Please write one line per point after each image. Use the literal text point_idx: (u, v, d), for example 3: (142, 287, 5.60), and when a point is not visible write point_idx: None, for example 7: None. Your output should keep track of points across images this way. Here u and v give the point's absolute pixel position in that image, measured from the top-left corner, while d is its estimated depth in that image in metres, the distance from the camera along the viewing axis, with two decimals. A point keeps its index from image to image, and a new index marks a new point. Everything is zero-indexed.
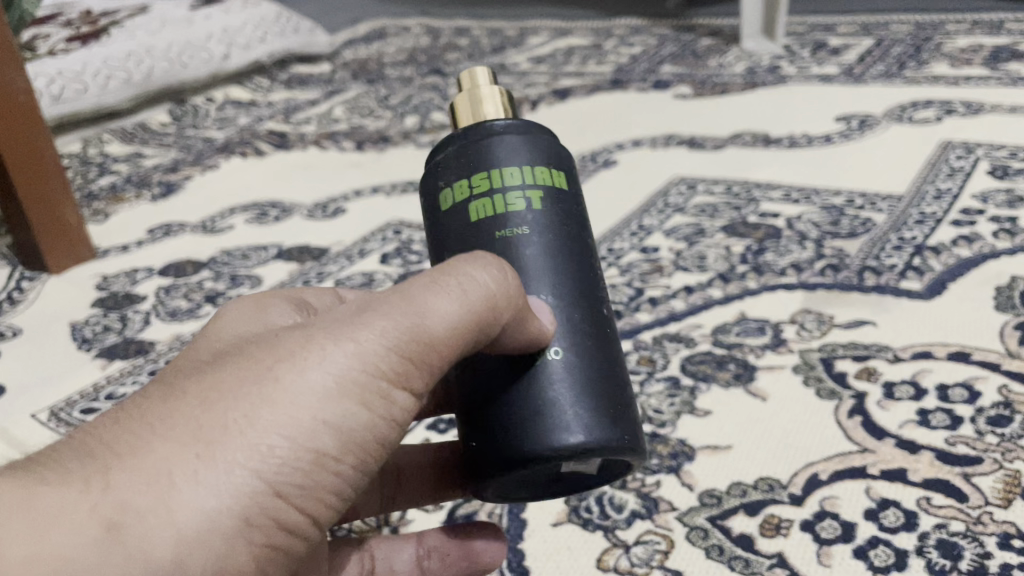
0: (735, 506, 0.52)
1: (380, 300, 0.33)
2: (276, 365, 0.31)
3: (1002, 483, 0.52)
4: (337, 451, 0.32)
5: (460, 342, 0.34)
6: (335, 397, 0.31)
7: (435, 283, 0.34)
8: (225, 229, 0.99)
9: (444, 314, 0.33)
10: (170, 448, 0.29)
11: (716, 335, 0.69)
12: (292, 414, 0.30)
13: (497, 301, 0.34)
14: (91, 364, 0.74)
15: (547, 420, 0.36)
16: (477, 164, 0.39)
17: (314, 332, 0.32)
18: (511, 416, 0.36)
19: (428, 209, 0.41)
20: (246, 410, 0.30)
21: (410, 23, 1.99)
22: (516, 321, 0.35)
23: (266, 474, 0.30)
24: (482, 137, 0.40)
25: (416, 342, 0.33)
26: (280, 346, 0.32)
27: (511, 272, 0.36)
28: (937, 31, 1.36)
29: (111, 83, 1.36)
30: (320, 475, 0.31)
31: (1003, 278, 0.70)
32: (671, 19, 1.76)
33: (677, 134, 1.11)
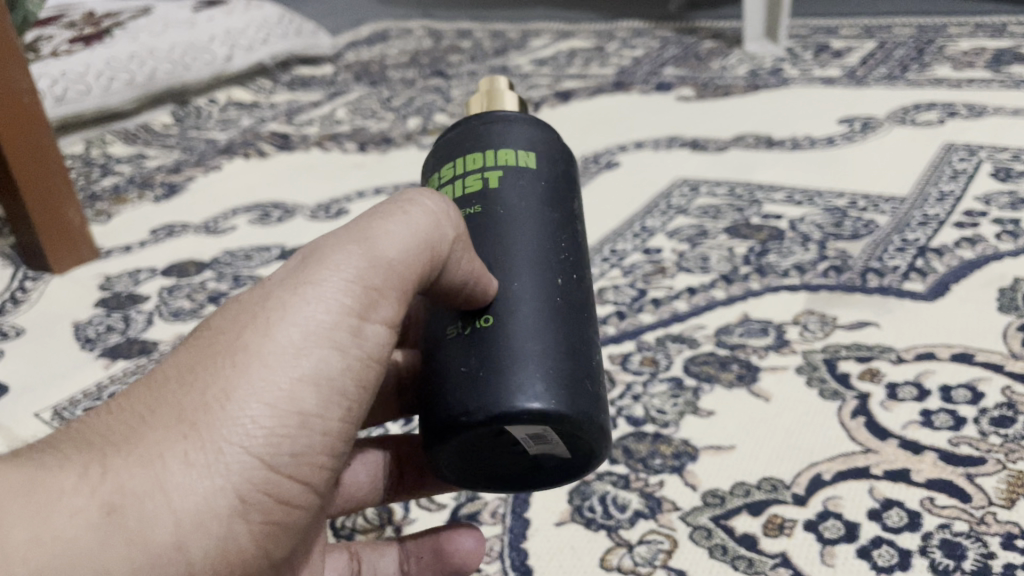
0: (738, 506, 0.52)
1: (331, 242, 0.35)
2: (244, 330, 0.33)
3: (1006, 483, 0.51)
4: (321, 406, 0.33)
5: (415, 270, 0.36)
6: (307, 350, 0.33)
7: (379, 218, 0.36)
8: (228, 230, 0.99)
9: (393, 245, 0.36)
10: (157, 433, 0.30)
11: (719, 336, 0.69)
12: (267, 374, 0.32)
13: (436, 238, 0.37)
14: (95, 364, 0.74)
15: (488, 379, 0.37)
16: (450, 157, 0.44)
17: (276, 292, 0.34)
18: (455, 378, 0.38)
19: None
20: (224, 380, 0.31)
21: (412, 26, 1.99)
22: (453, 261, 0.38)
23: (256, 443, 0.31)
24: (461, 135, 0.45)
25: (372, 285, 0.35)
26: (246, 314, 0.33)
27: (447, 219, 0.38)
28: (939, 34, 1.36)
29: (115, 84, 1.36)
30: (308, 436, 0.32)
31: (1006, 280, 0.70)
32: (673, 22, 1.76)
33: (679, 136, 1.11)
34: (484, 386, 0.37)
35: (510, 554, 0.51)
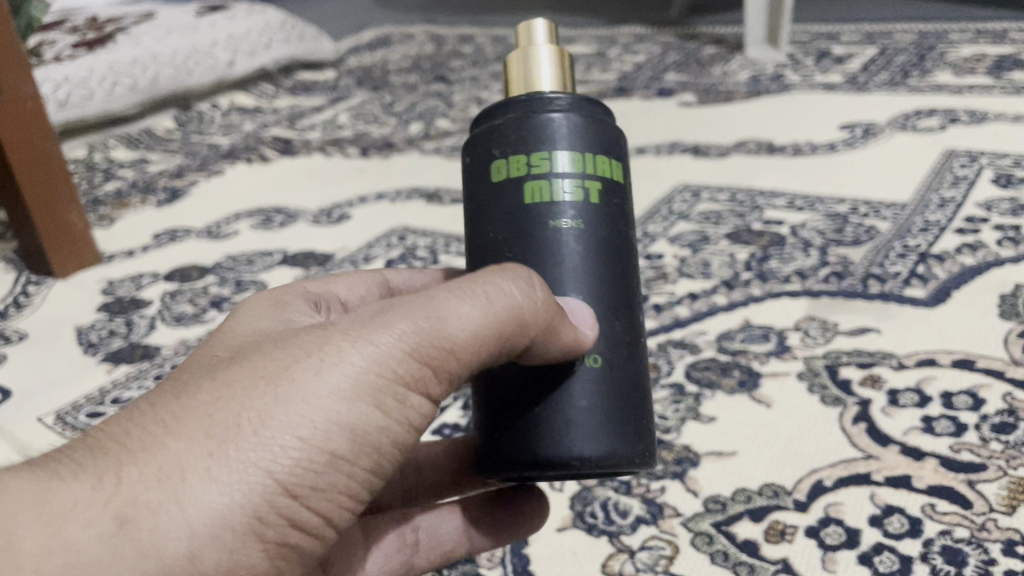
0: (740, 512, 0.53)
1: (401, 301, 0.34)
2: (290, 362, 0.32)
3: (1006, 490, 0.52)
4: (352, 453, 0.32)
5: (483, 348, 0.34)
6: (352, 398, 0.31)
7: (459, 290, 0.34)
8: (230, 235, 1.00)
9: (464, 319, 0.33)
10: (182, 445, 0.30)
11: (721, 342, 0.69)
12: (304, 413, 0.31)
13: (525, 315, 0.34)
14: (97, 368, 0.75)
15: (582, 432, 0.37)
16: (539, 145, 0.38)
17: (333, 333, 0.32)
18: (546, 419, 0.37)
19: (475, 173, 0.40)
20: (260, 407, 0.31)
21: (415, 30, 2.00)
22: (543, 338, 0.35)
23: (281, 474, 0.30)
24: (530, 116, 0.39)
25: (437, 352, 0.33)
26: (297, 346, 0.32)
27: (540, 285, 0.35)
28: (940, 41, 1.37)
29: (117, 89, 1.37)
30: (333, 475, 0.32)
31: (1007, 286, 0.70)
32: (675, 27, 1.77)
33: (681, 141, 1.12)
34: (581, 440, 0.37)
35: (513, 560, 0.51)
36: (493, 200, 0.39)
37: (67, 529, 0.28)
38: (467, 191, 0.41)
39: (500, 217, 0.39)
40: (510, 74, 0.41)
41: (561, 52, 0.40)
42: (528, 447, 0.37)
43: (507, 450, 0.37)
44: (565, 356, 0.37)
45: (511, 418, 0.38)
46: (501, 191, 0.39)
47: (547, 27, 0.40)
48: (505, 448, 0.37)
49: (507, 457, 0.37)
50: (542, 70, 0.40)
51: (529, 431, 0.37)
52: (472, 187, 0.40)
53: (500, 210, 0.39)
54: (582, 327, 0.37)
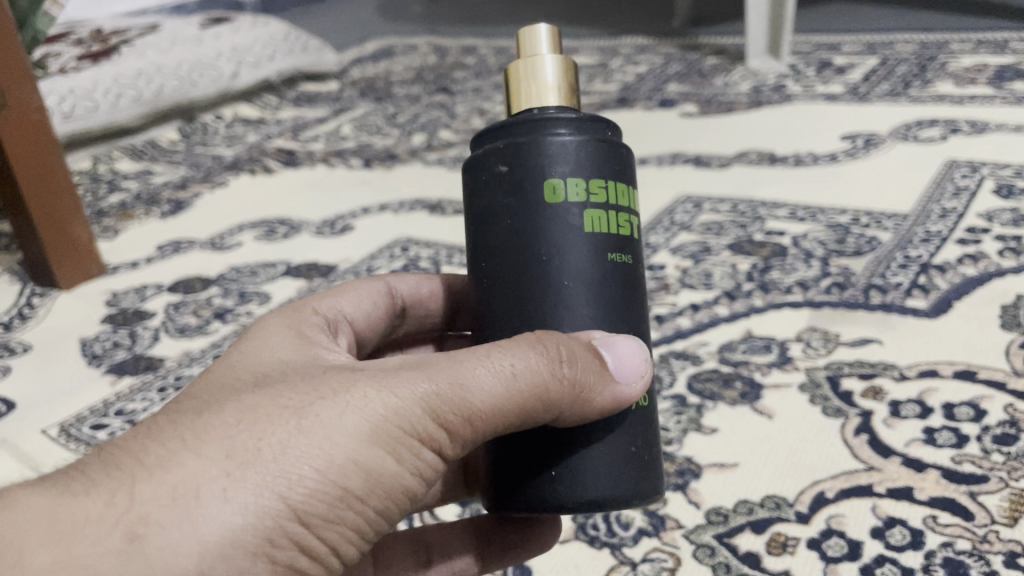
0: (742, 524, 0.53)
1: (428, 358, 0.34)
2: (314, 398, 0.32)
3: (1008, 502, 0.52)
4: (364, 492, 0.32)
5: (504, 416, 0.34)
6: (369, 440, 0.32)
7: (487, 352, 0.34)
8: (234, 246, 1.00)
9: (487, 382, 0.33)
10: (201, 465, 0.30)
11: (723, 353, 0.69)
12: (322, 449, 0.31)
13: (551, 390, 0.34)
14: (102, 380, 0.75)
15: (636, 469, 0.37)
16: (598, 172, 0.38)
17: (358, 376, 0.33)
18: (608, 456, 0.37)
19: (519, 186, 0.37)
20: (281, 438, 0.31)
21: (418, 42, 2.01)
22: (573, 408, 0.35)
23: (294, 502, 0.31)
24: (586, 139, 0.38)
25: (458, 407, 0.33)
26: (320, 385, 0.33)
27: (577, 346, 0.35)
28: (941, 51, 1.37)
29: (122, 101, 1.38)
30: (344, 510, 0.32)
31: (1008, 296, 0.70)
32: (677, 38, 1.78)
33: (683, 152, 1.12)
34: (636, 475, 0.37)
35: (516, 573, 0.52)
36: (545, 222, 0.37)
37: (77, 545, 0.29)
38: (493, 204, 0.38)
39: (550, 240, 0.37)
40: (512, 84, 0.39)
41: (564, 58, 0.39)
42: (589, 485, 0.36)
43: (548, 487, 0.36)
44: (604, 413, 0.36)
45: (548, 454, 0.37)
46: (555, 215, 0.37)
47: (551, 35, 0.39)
48: (544, 482, 0.37)
49: (548, 493, 0.37)
50: (548, 76, 0.39)
51: (578, 468, 0.37)
52: (507, 201, 0.38)
53: (553, 234, 0.37)
54: (629, 381, 0.36)
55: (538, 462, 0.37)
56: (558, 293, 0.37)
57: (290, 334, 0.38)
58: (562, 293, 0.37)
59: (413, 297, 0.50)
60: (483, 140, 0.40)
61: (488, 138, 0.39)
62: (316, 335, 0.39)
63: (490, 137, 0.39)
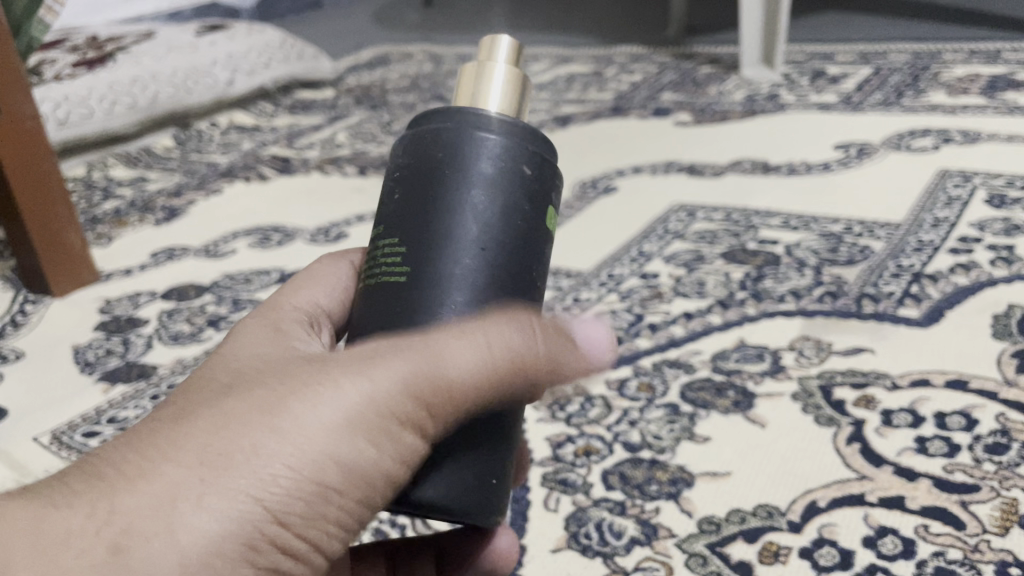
0: (734, 533, 0.53)
1: (403, 342, 0.34)
2: (284, 392, 0.32)
3: (1000, 511, 0.52)
4: (344, 486, 0.32)
5: (473, 396, 0.34)
6: (347, 429, 0.32)
7: (461, 334, 0.34)
8: (228, 254, 1.00)
9: (465, 366, 0.34)
10: (177, 471, 0.30)
11: (716, 361, 0.69)
12: (296, 445, 0.31)
13: (524, 365, 0.35)
14: (94, 388, 0.75)
15: (482, 492, 0.37)
16: (539, 185, 0.39)
17: (332, 366, 0.33)
18: (464, 466, 0.37)
19: (461, 168, 0.38)
20: (252, 437, 0.31)
21: (414, 50, 2.01)
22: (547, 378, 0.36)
23: (273, 500, 0.31)
24: (534, 149, 0.39)
25: (438, 391, 0.33)
26: (292, 380, 0.33)
27: (545, 320, 0.36)
28: (934, 61, 1.38)
29: (117, 108, 1.38)
30: (323, 506, 0.32)
31: (1000, 306, 0.71)
32: (672, 47, 1.79)
33: (677, 161, 1.12)
34: (482, 499, 0.37)
35: None
36: (485, 210, 0.38)
37: (62, 558, 0.29)
38: (426, 168, 0.39)
39: (486, 229, 0.38)
40: (463, 83, 0.40)
41: (517, 72, 0.39)
42: (430, 482, 0.36)
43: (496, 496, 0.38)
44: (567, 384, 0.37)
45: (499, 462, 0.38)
46: (497, 207, 0.38)
47: (511, 43, 0.39)
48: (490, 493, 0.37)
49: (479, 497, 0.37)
50: (491, 87, 0.39)
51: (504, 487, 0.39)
52: (440, 166, 0.38)
53: (492, 225, 0.38)
54: (599, 354, 0.37)
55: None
56: (474, 282, 0.37)
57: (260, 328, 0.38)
58: (482, 280, 0.37)
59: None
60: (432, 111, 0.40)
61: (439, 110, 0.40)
62: (290, 327, 0.39)
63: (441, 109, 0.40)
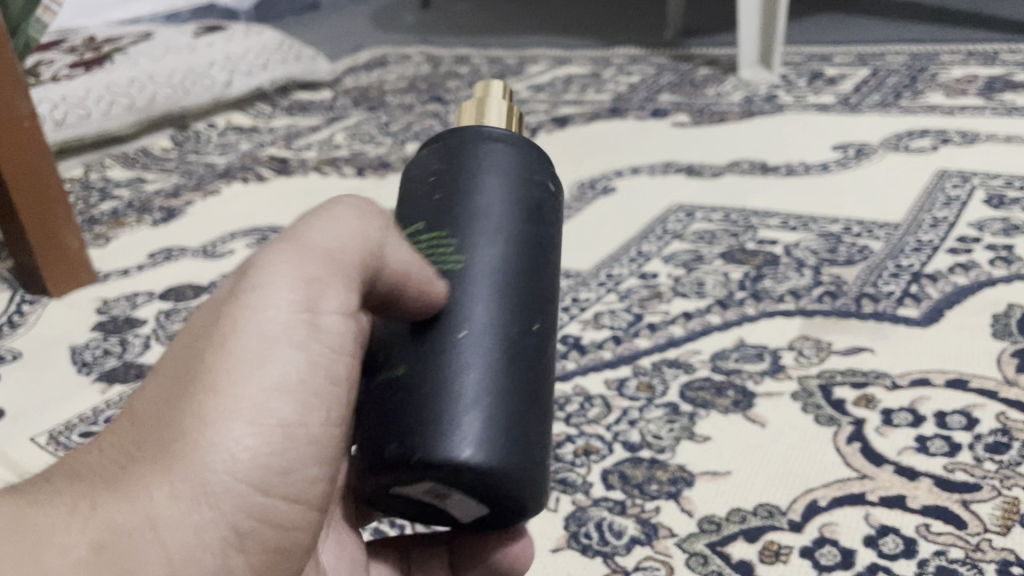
0: (734, 532, 0.52)
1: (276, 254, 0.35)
2: (200, 351, 0.33)
3: (1001, 510, 0.52)
4: (302, 415, 0.33)
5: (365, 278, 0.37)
6: (276, 355, 0.33)
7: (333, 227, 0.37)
8: (225, 254, 1.00)
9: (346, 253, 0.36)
10: (140, 469, 0.31)
11: (715, 361, 0.69)
12: (238, 391, 0.32)
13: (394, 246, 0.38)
14: (91, 388, 0.74)
15: (515, 457, 0.36)
16: (548, 186, 0.43)
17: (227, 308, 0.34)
18: (496, 426, 0.36)
19: (480, 166, 0.41)
20: (196, 402, 0.32)
21: (411, 51, 2.01)
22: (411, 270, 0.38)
23: (239, 464, 0.32)
24: (540, 158, 0.44)
25: (333, 283, 0.35)
26: (205, 342, 0.34)
27: (386, 212, 0.39)
28: (932, 62, 1.38)
29: (115, 109, 1.37)
30: (296, 448, 0.33)
31: (1000, 305, 0.71)
32: (670, 48, 1.79)
33: (675, 162, 1.12)
34: (518, 463, 0.36)
35: None
36: (507, 202, 0.41)
37: None
38: (456, 175, 0.41)
39: (509, 217, 0.41)
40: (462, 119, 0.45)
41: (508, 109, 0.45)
42: (463, 439, 0.35)
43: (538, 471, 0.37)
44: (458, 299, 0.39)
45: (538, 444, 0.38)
46: (518, 199, 0.41)
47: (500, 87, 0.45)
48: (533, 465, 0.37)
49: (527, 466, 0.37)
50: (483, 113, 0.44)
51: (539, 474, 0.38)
52: (459, 168, 0.41)
53: (514, 214, 0.41)
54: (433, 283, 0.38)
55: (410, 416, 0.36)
56: (504, 263, 0.40)
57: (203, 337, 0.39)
58: (511, 261, 0.40)
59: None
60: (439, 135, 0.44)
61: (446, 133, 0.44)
62: None
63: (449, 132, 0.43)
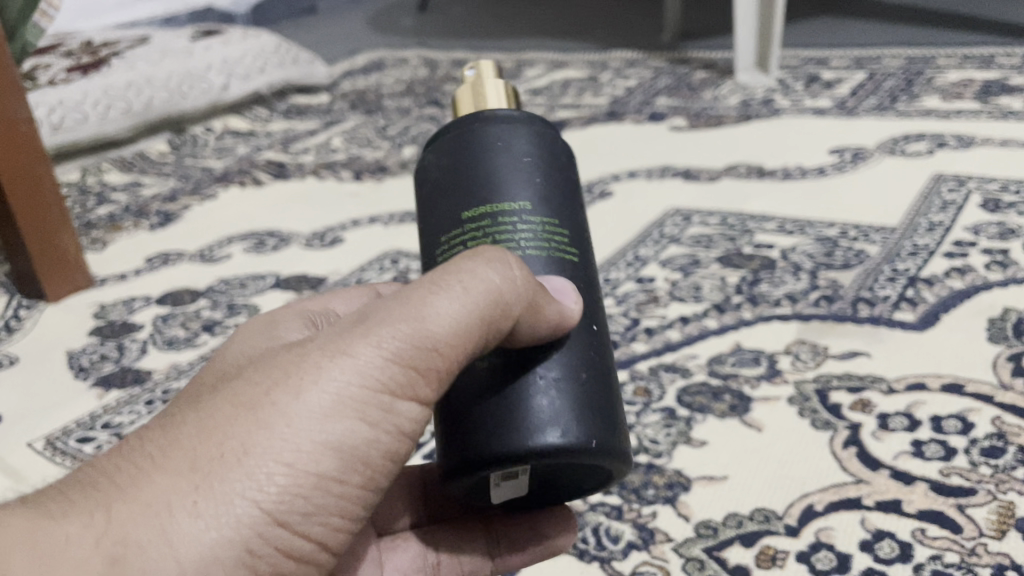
0: (731, 537, 0.53)
1: (381, 308, 0.34)
2: (269, 385, 0.33)
3: (996, 514, 0.52)
4: (341, 472, 0.33)
5: (466, 343, 0.35)
6: (335, 413, 0.32)
7: (437, 283, 0.34)
8: (223, 258, 1.00)
9: (445, 313, 0.34)
10: (168, 480, 0.31)
11: (712, 366, 0.69)
12: (293, 439, 0.32)
13: (505, 298, 0.35)
14: (88, 393, 0.74)
15: (599, 437, 0.38)
16: (566, 165, 0.45)
17: (310, 349, 0.34)
18: (579, 406, 0.38)
19: (505, 149, 0.43)
20: (241, 437, 0.31)
21: (409, 55, 2.01)
22: (527, 317, 0.37)
23: (266, 503, 0.31)
24: (553, 138, 0.46)
25: (420, 348, 0.34)
26: (272, 372, 0.33)
27: (517, 265, 0.36)
28: (928, 66, 1.38)
29: (112, 113, 1.37)
30: (323, 498, 0.33)
31: (995, 309, 0.71)
32: (667, 52, 1.79)
33: (672, 165, 1.12)
34: (607, 440, 0.38)
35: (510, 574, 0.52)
36: (538, 183, 0.43)
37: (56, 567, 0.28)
38: (520, 162, 0.43)
39: (543, 197, 0.42)
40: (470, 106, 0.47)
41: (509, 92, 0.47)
42: (551, 421, 0.37)
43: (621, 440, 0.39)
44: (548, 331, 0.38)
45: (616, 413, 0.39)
46: (546, 180, 0.43)
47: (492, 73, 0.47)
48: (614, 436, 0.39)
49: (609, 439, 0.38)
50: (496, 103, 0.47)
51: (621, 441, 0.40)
52: (485, 153, 0.43)
53: (546, 194, 0.43)
54: (567, 300, 0.38)
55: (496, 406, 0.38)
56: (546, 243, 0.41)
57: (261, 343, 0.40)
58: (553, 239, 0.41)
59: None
60: (470, 124, 0.44)
61: (478, 122, 0.44)
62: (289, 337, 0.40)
63: (482, 120, 0.44)
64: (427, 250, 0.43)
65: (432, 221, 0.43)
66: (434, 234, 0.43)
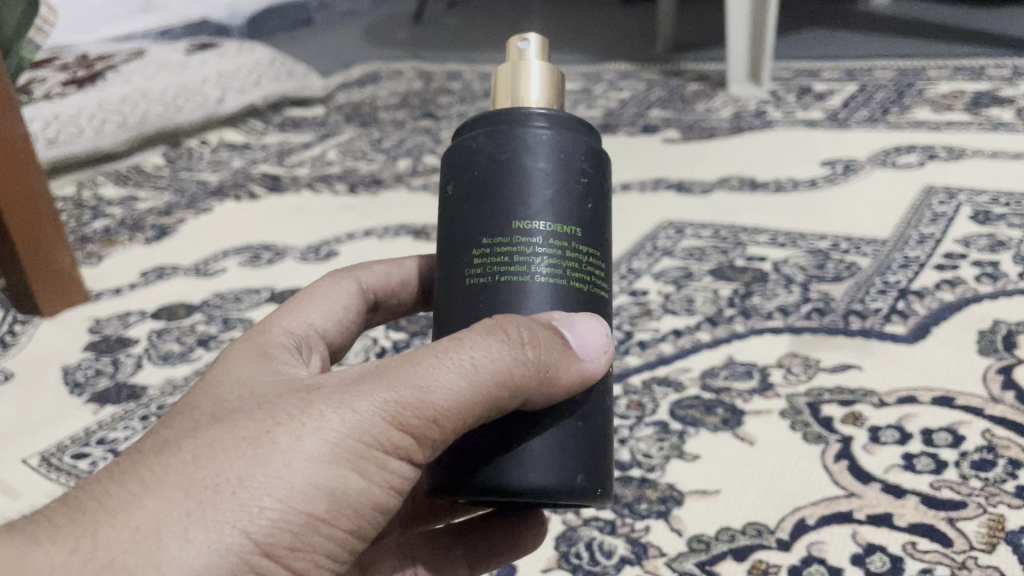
0: (724, 551, 0.53)
1: (387, 367, 0.34)
2: (269, 426, 0.33)
3: (986, 528, 0.52)
4: (331, 515, 0.34)
5: (466, 414, 0.35)
6: (330, 461, 0.33)
7: (446, 352, 0.34)
8: (217, 272, 1.00)
9: (448, 385, 0.34)
10: (162, 505, 0.31)
11: (705, 379, 0.70)
12: (285, 478, 0.32)
13: (515, 377, 0.35)
14: (83, 409, 0.74)
15: (603, 483, 0.39)
16: (604, 179, 0.43)
17: (313, 397, 0.34)
18: (575, 456, 0.38)
19: (548, 166, 0.41)
20: (237, 470, 0.32)
21: (404, 67, 2.02)
22: (538, 390, 0.36)
23: (255, 537, 0.32)
24: (597, 145, 0.43)
25: (421, 413, 0.34)
26: (272, 413, 0.34)
27: (532, 332, 0.36)
28: (919, 77, 1.39)
29: (106, 127, 1.38)
30: (312, 537, 0.33)
31: (985, 322, 0.71)
32: (660, 64, 1.80)
33: (665, 178, 1.13)
34: (596, 488, 0.39)
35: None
36: (575, 209, 0.41)
37: None
38: (575, 183, 0.41)
39: (578, 224, 0.41)
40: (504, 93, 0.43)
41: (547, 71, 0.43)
42: (548, 470, 0.37)
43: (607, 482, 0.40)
44: (563, 392, 0.38)
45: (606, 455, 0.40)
46: (584, 204, 0.42)
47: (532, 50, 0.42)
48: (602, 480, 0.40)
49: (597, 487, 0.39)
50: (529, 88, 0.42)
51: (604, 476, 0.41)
52: (528, 163, 0.41)
53: (582, 220, 0.41)
54: (593, 358, 0.38)
55: (516, 444, 0.38)
56: (577, 277, 0.40)
57: (255, 361, 0.40)
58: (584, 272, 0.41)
59: (383, 288, 0.52)
60: (535, 120, 0.41)
61: (542, 121, 0.41)
62: (284, 360, 0.41)
63: (548, 120, 0.42)
64: (456, 236, 0.41)
65: (459, 221, 0.42)
66: (468, 227, 0.41)
